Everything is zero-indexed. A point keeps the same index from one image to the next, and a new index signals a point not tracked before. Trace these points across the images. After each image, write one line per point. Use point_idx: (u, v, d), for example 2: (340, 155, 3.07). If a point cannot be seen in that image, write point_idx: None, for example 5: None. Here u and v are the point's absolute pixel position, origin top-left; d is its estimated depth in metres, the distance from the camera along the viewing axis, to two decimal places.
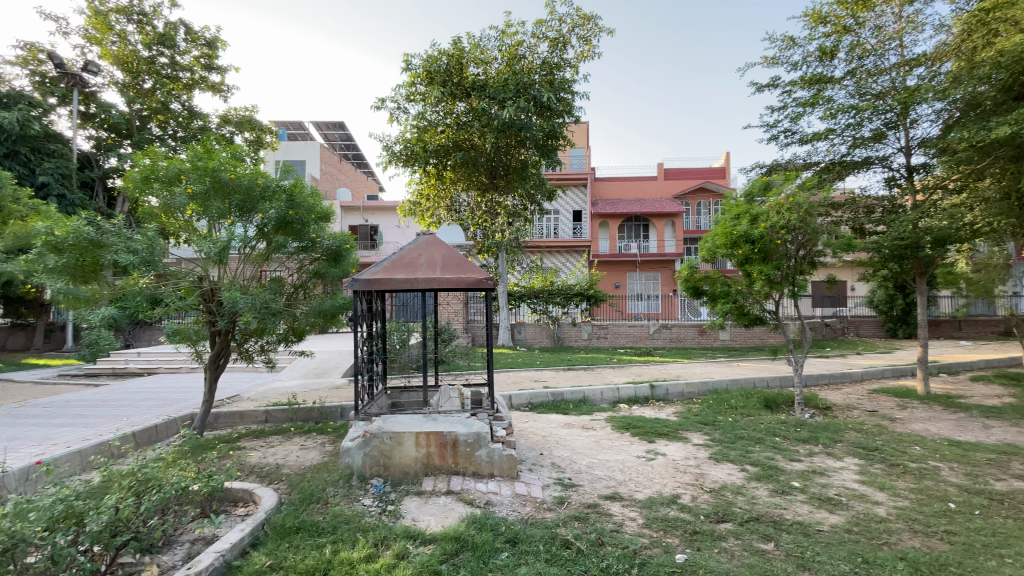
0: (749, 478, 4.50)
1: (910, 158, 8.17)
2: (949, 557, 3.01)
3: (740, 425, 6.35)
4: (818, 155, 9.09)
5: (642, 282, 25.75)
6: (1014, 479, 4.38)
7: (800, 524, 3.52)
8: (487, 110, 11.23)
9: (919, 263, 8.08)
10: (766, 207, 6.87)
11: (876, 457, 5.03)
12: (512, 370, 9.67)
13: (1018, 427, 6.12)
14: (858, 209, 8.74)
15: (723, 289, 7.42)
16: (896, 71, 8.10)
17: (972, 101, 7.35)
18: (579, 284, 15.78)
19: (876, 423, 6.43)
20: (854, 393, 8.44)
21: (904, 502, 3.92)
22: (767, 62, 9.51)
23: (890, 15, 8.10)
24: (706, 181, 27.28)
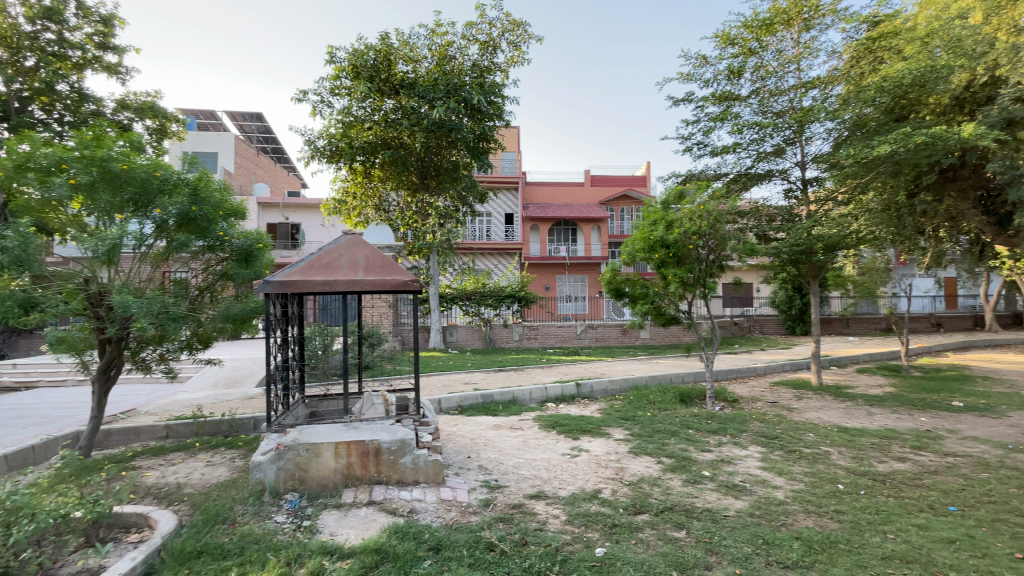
0: (664, 469, 4.74)
1: (805, 172, 9.05)
2: (838, 535, 3.33)
3: (657, 419, 6.70)
4: (727, 167, 9.82)
5: (571, 283, 26.48)
6: (892, 461, 4.94)
7: (710, 511, 3.76)
8: (417, 109, 11.02)
9: (812, 267, 8.91)
10: (680, 214, 7.27)
11: (776, 445, 5.50)
12: (442, 373, 9.54)
13: (894, 414, 6.94)
14: (761, 217, 9.51)
15: (642, 291, 7.78)
16: (794, 92, 8.92)
17: (857, 123, 8.45)
18: (510, 286, 15.89)
19: (776, 413, 7.04)
20: (758, 386, 9.20)
21: (799, 485, 4.31)
22: (682, 78, 10.15)
23: (789, 41, 8.88)
24: (629, 188, 28.63)
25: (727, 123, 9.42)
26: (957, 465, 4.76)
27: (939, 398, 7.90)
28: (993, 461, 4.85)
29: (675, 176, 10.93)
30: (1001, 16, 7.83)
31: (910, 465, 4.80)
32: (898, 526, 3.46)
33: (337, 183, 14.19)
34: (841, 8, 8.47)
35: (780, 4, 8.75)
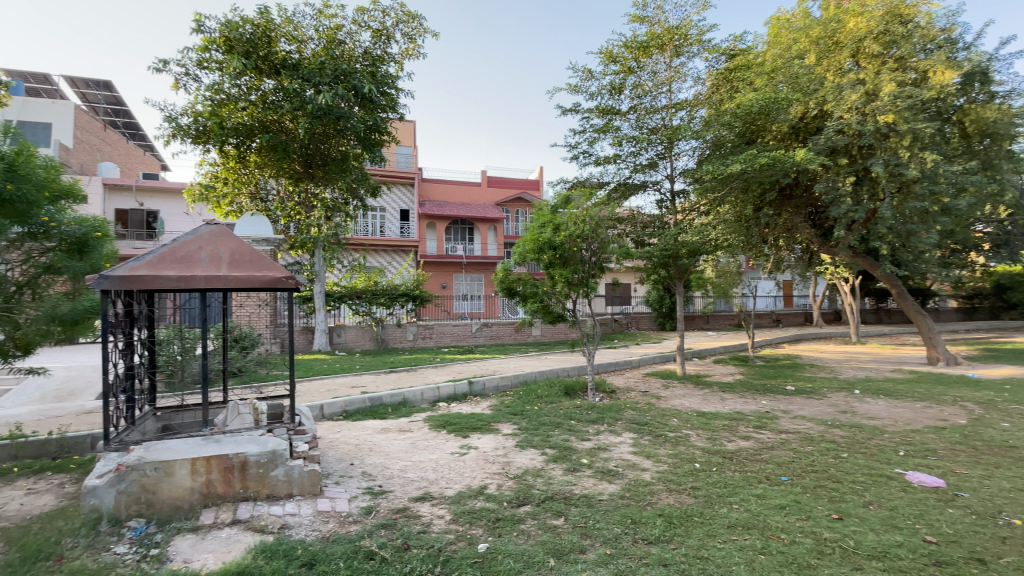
0: (547, 460, 4.97)
1: (673, 184, 10.02)
2: (694, 509, 3.74)
3: (544, 412, 7.00)
4: (609, 176, 10.56)
5: (467, 282, 26.65)
6: (738, 440, 5.69)
7: (586, 497, 4.01)
8: (301, 92, 10.21)
9: (678, 269, 9.87)
10: (566, 217, 7.68)
11: (646, 431, 6.05)
12: (326, 377, 9.00)
13: (741, 398, 8.01)
14: (637, 223, 10.35)
15: (532, 290, 8.06)
16: (666, 111, 9.83)
17: (716, 143, 9.45)
18: (404, 284, 15.48)
19: (648, 402, 7.73)
20: (634, 377, 10.04)
21: (664, 466, 4.77)
22: (570, 88, 10.73)
23: (662, 64, 9.74)
24: (524, 191, 29.52)
25: (609, 135, 10.14)
26: (787, 440, 5.62)
27: (776, 383, 9.27)
28: (813, 435, 5.80)
29: (563, 183, 11.52)
30: (830, 58, 9.68)
31: (753, 442, 5.56)
32: (741, 496, 3.99)
33: (204, 166, 12.68)
34: (704, 40, 9.52)
35: (655, 29, 9.60)
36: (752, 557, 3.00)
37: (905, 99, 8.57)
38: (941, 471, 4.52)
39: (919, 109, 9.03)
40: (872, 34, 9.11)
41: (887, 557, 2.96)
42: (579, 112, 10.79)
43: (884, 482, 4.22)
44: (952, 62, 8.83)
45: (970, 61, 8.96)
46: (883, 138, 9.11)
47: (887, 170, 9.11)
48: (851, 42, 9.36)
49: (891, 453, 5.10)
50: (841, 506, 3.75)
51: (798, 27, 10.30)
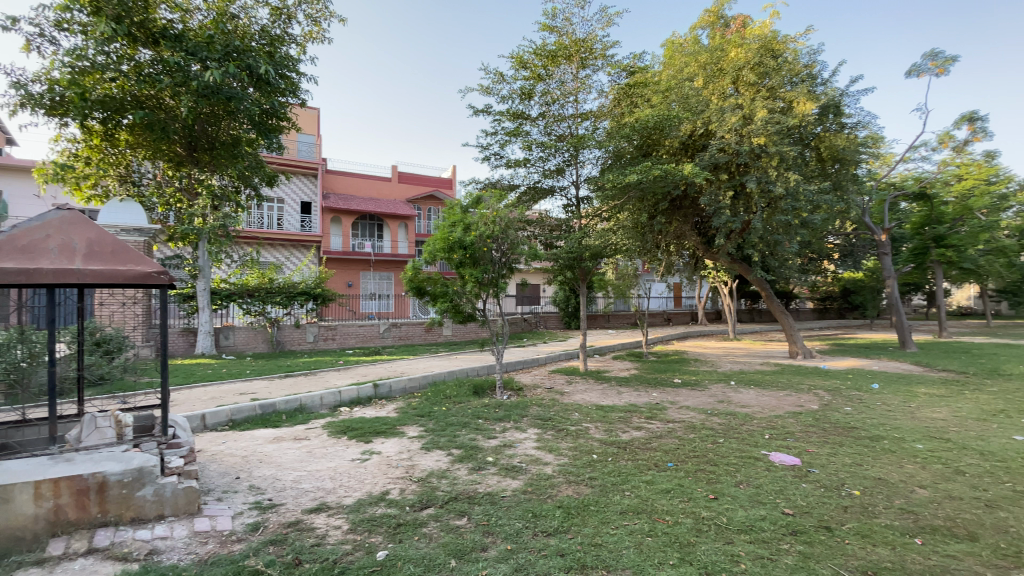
0: (453, 461, 4.95)
1: (578, 190, 10.49)
2: (590, 498, 3.95)
3: (451, 412, 6.97)
4: (519, 179, 10.79)
5: (375, 281, 25.74)
6: (632, 430, 6.10)
7: (490, 495, 4.06)
8: (184, 66, 9.11)
9: (582, 272, 10.31)
10: (476, 217, 7.71)
11: (549, 426, 6.27)
12: (211, 383, 8.18)
13: (636, 392, 8.60)
14: (545, 226, 10.66)
15: (442, 289, 8.00)
16: (572, 120, 10.27)
17: (616, 153, 10.08)
18: (305, 282, 14.53)
19: (552, 398, 8.02)
20: (540, 375, 10.36)
21: (564, 459, 4.97)
22: (482, 90, 10.82)
23: (569, 74, 10.13)
24: (436, 189, 29.12)
25: (519, 139, 10.35)
26: (673, 429, 6.13)
27: (666, 377, 10.12)
28: (696, 424, 6.40)
29: (474, 183, 11.57)
30: (714, 83, 10.71)
31: (644, 432, 6.01)
32: (633, 483, 4.28)
33: (60, 142, 10.92)
34: (608, 55, 10.07)
35: (563, 40, 10.00)
36: (641, 540, 3.23)
37: (774, 125, 9.72)
38: (797, 450, 5.21)
39: (785, 134, 10.30)
40: (749, 65, 10.24)
41: (752, 529, 3.34)
42: (490, 114, 10.91)
43: (752, 463, 4.77)
44: (811, 95, 10.19)
45: (826, 95, 10.41)
46: (756, 157, 10.26)
47: (759, 187, 10.29)
48: (732, 70, 10.44)
49: (758, 436, 5.78)
50: (717, 487, 4.17)
51: (689, 52, 11.31)
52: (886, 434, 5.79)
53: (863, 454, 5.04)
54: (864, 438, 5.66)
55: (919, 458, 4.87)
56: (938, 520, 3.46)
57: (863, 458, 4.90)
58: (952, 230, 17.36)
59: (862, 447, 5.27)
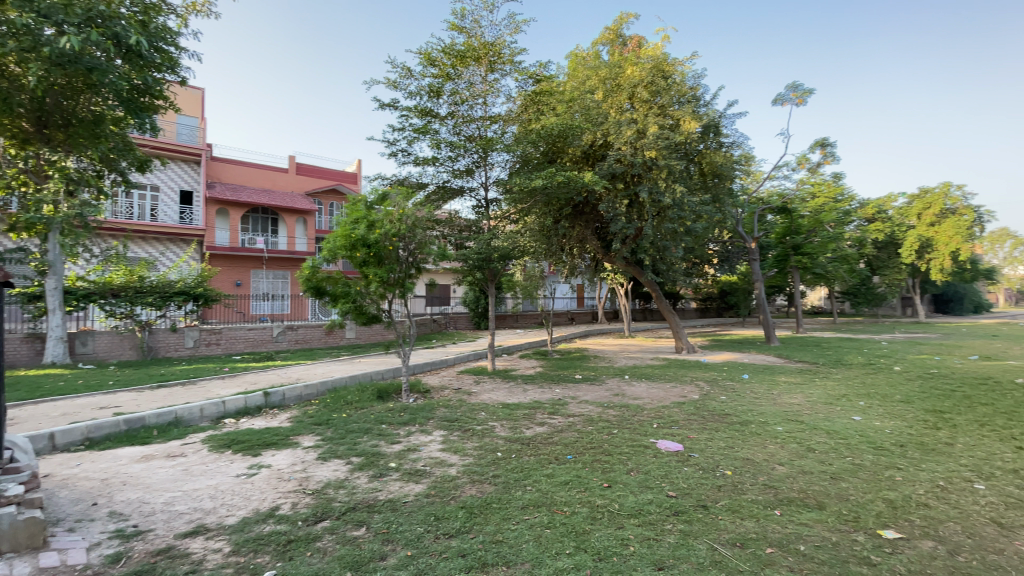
0: (352, 470, 4.74)
1: (486, 192, 10.59)
2: (493, 496, 4.00)
3: (352, 419, 6.67)
4: (428, 177, 10.64)
5: (269, 281, 23.86)
6: (535, 426, 6.30)
7: (391, 502, 3.94)
8: (35, 30, 7.45)
9: (490, 272, 10.42)
10: (381, 215, 7.46)
11: (455, 427, 6.26)
12: (62, 396, 7.02)
13: (541, 389, 8.89)
14: (454, 226, 10.61)
15: (343, 289, 7.67)
16: (481, 121, 10.34)
17: (524, 158, 10.33)
18: (184, 280, 13.06)
19: (459, 398, 8.01)
20: (447, 376, 10.30)
21: (469, 459, 4.99)
22: (388, 83, 10.52)
23: (478, 76, 10.18)
24: (338, 183, 27.70)
25: (427, 136, 10.21)
26: (574, 422, 6.42)
27: (568, 373, 10.59)
28: (594, 417, 6.77)
29: (379, 179, 11.20)
30: (613, 97, 11.39)
31: (547, 427, 6.23)
32: (534, 478, 4.41)
33: None
34: (516, 61, 10.30)
35: (472, 42, 10.04)
36: (540, 533, 3.34)
37: (663, 140, 10.60)
38: (680, 437, 5.73)
39: (673, 150, 11.29)
40: (643, 83, 11.05)
41: (640, 513, 3.61)
42: (397, 109, 10.65)
43: (642, 451, 5.15)
44: (695, 115, 11.23)
45: (707, 116, 11.53)
46: (649, 169, 11.10)
47: (651, 197, 11.17)
48: (628, 86, 11.22)
49: (648, 426, 6.26)
50: (610, 475, 4.44)
51: (591, 66, 11.96)
52: (753, 419, 6.57)
53: (734, 438, 5.67)
54: (735, 423, 6.36)
55: (778, 439, 5.59)
56: (794, 492, 3.99)
57: (735, 442, 5.52)
58: (806, 240, 20.12)
59: (734, 432, 5.93)
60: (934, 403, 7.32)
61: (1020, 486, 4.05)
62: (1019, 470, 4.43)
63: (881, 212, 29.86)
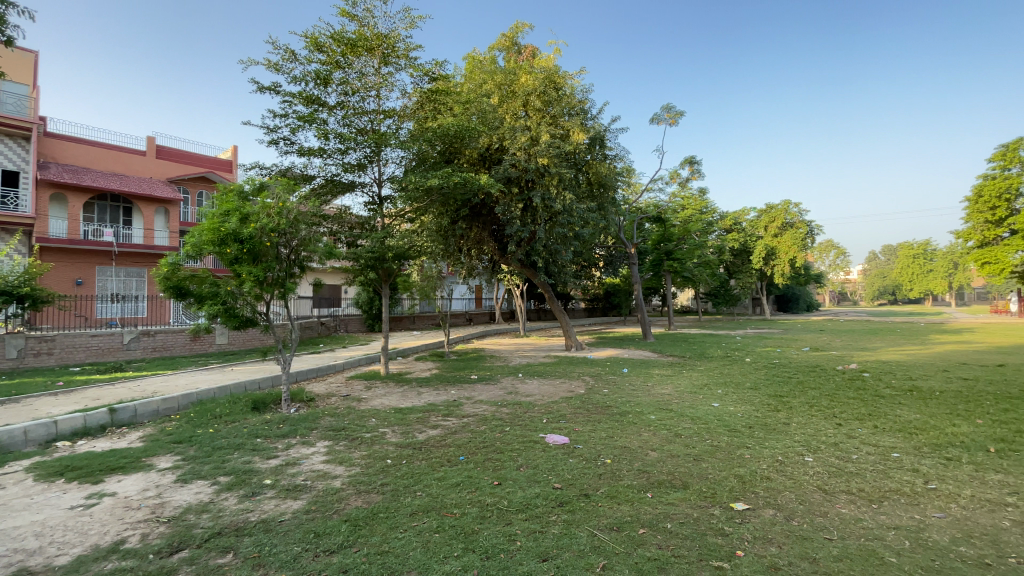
0: (219, 491, 4.25)
1: (380, 188, 10.17)
2: (379, 506, 3.84)
3: (221, 434, 6.00)
4: (314, 169, 9.97)
5: (119, 280, 20.42)
6: (428, 429, 6.19)
7: (264, 522, 3.61)
8: None
9: (384, 273, 10.01)
10: (257, 208, 6.81)
11: (341, 436, 5.92)
12: None
13: (435, 391, 8.79)
14: (344, 223, 10.03)
15: (211, 290, 6.90)
16: (373, 115, 9.93)
17: (420, 156, 10.08)
18: (6, 278, 10.64)
19: (347, 406, 7.59)
20: (335, 382, 9.70)
21: (356, 469, 4.74)
22: (269, 65, 9.69)
23: (370, 67, 9.78)
24: (210, 170, 24.85)
25: (313, 126, 9.57)
26: (467, 423, 6.43)
27: (464, 374, 10.61)
28: (487, 416, 6.85)
29: (257, 168, 10.25)
30: (508, 103, 11.67)
31: (439, 430, 6.16)
32: (424, 483, 4.31)
33: None
34: (411, 57, 10.05)
35: (364, 31, 9.59)
36: (428, 538, 3.28)
37: (554, 148, 11.19)
38: (567, 430, 6.02)
39: (563, 158, 11.89)
40: (536, 92, 11.50)
41: (528, 507, 3.71)
42: (278, 93, 9.83)
43: (532, 447, 5.32)
44: (584, 127, 11.93)
45: (594, 128, 12.28)
46: (541, 176, 11.57)
47: (543, 202, 11.63)
48: (522, 93, 11.59)
49: (539, 422, 6.47)
50: (501, 473, 4.51)
51: (486, 70, 12.14)
52: (631, 410, 7.12)
53: (615, 428, 6.09)
54: (617, 415, 6.84)
55: (652, 426, 6.12)
56: (663, 475, 4.39)
57: (615, 432, 5.93)
58: (677, 247, 22.38)
59: (615, 422, 6.38)
60: (775, 388, 8.56)
61: (837, 456, 4.89)
62: (836, 443, 5.35)
63: (737, 224, 34.21)
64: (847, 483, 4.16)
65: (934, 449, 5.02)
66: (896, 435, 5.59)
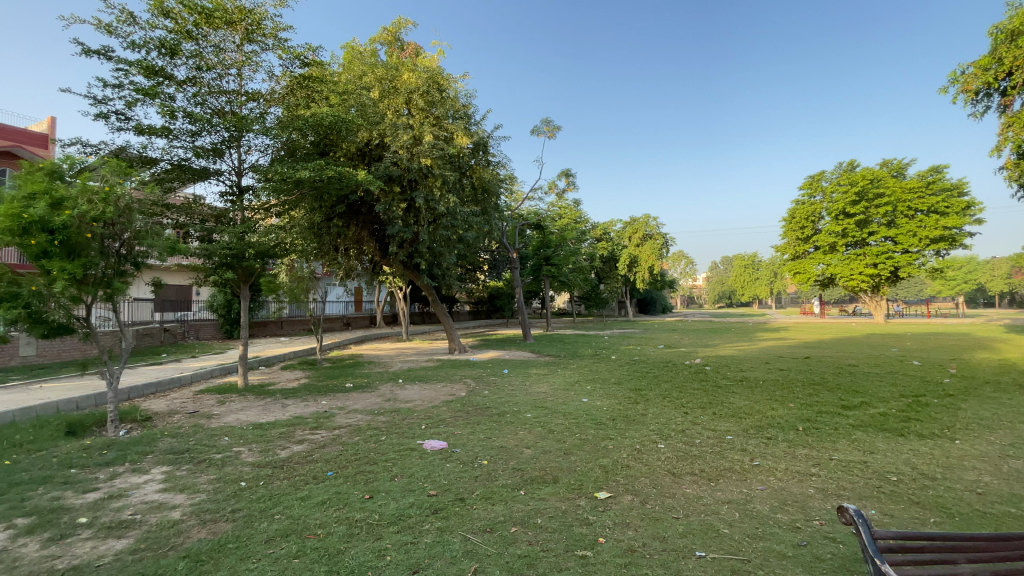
0: (10, 537, 3.40)
1: (239, 177, 9.08)
2: (228, 535, 3.40)
3: (19, 466, 4.85)
4: (156, 151, 8.62)
5: None
6: (293, 445, 5.66)
7: (76, 569, 2.98)
8: None
9: (243, 272, 8.96)
10: (75, 191, 5.67)
11: (185, 459, 5.14)
12: None
13: (302, 402, 8.10)
14: (194, 214, 8.77)
15: (8, 289, 5.58)
16: (233, 95, 8.90)
17: (289, 146, 9.16)
18: None
19: (194, 424, 6.64)
20: (180, 397, 8.45)
21: (202, 496, 4.15)
22: (99, 25, 8.19)
23: (230, 43, 8.81)
24: (17, 145, 20.28)
25: (156, 101, 8.28)
26: (338, 435, 6.01)
27: (337, 382, 9.92)
28: (361, 426, 6.49)
29: (78, 145, 8.55)
30: (389, 99, 11.35)
31: (306, 444, 5.66)
32: (285, 504, 3.93)
33: None
34: (280, 37, 9.21)
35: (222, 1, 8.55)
36: (286, 565, 2.97)
37: (438, 150, 11.13)
38: (445, 435, 5.94)
39: (447, 160, 11.83)
40: (418, 91, 11.34)
41: (400, 519, 3.56)
42: (110, 59, 8.34)
43: (408, 454, 5.15)
44: (467, 131, 11.99)
45: (477, 134, 12.39)
46: (424, 176, 11.46)
47: (426, 203, 11.46)
48: (404, 91, 11.35)
49: (416, 428, 6.29)
50: (373, 485, 4.28)
51: (367, 62, 11.69)
52: (509, 410, 7.27)
53: (493, 429, 6.17)
54: (494, 415, 6.94)
55: (528, 424, 6.33)
56: (536, 471, 4.54)
57: (493, 432, 6.00)
58: (555, 252, 23.63)
59: (493, 423, 6.47)
60: (636, 383, 9.43)
61: (684, 441, 5.50)
62: (683, 429, 6.03)
63: (607, 234, 37.25)
64: (692, 465, 4.69)
65: (759, 431, 5.92)
66: (730, 419, 6.49)
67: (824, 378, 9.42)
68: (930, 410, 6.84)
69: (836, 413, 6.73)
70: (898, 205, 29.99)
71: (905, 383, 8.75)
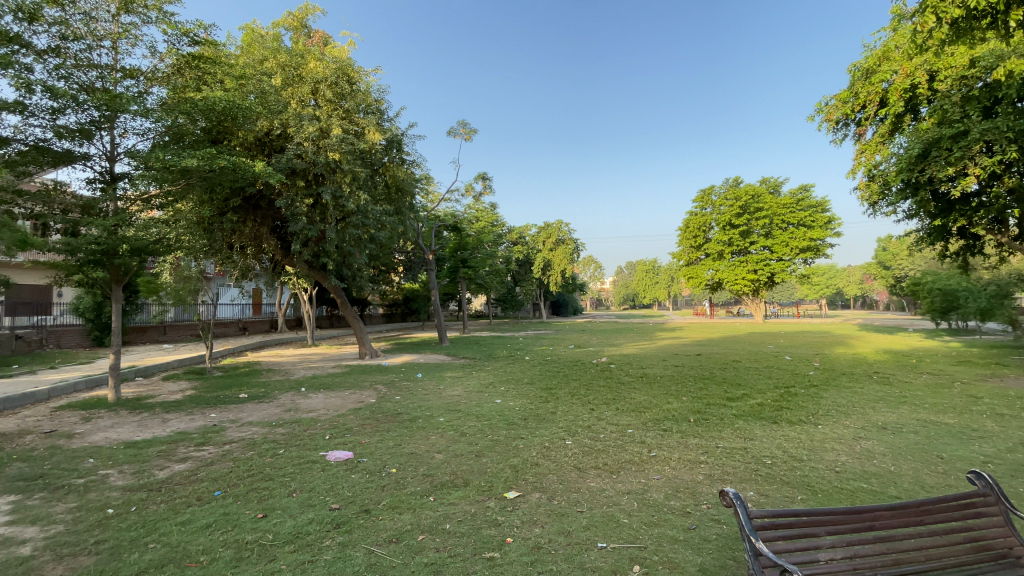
0: None
1: (112, 163, 7.98)
2: (90, 571, 2.96)
3: None
4: (6, 129, 7.33)
5: None
6: (174, 464, 5.08)
7: None
8: None
9: (115, 271, 7.87)
10: None
11: (36, 487, 4.40)
12: None
13: (188, 416, 7.30)
14: (54, 204, 7.56)
15: None
16: (105, 71, 7.81)
17: (176, 132, 8.22)
18: None
19: (50, 445, 5.71)
20: (33, 415, 7.24)
21: (57, 528, 3.58)
22: None
23: (102, 12, 7.79)
24: None
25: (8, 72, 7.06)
26: (229, 451, 5.50)
27: (230, 393, 9.08)
28: (257, 439, 5.99)
29: None
30: (294, 88, 10.67)
31: (189, 463, 5.11)
32: (161, 531, 3.50)
33: None
34: (165, 11, 8.26)
35: None
36: None
37: (347, 144, 10.63)
38: (351, 444, 5.67)
39: (358, 156, 11.36)
40: (326, 81, 10.77)
41: (298, 537, 3.33)
42: None
43: (308, 467, 4.84)
44: (380, 127, 11.60)
45: (390, 130, 12.01)
46: (332, 171, 10.90)
47: (333, 200, 10.89)
48: (311, 80, 10.73)
49: (319, 439, 5.93)
50: (267, 503, 3.96)
51: (268, 47, 10.94)
52: (421, 414, 7.11)
53: (403, 435, 6.00)
54: (405, 421, 6.75)
55: (440, 428, 6.24)
56: (446, 476, 4.48)
57: (403, 439, 5.83)
58: (472, 254, 23.65)
59: (404, 429, 6.30)
60: (547, 382, 9.69)
61: (589, 437, 5.74)
62: (589, 425, 6.29)
63: (522, 237, 37.97)
64: (596, 460, 4.91)
65: (657, 424, 6.34)
66: (631, 414, 6.89)
67: (713, 372, 10.36)
68: (798, 399, 7.78)
69: (722, 404, 7.42)
70: (775, 219, 33.84)
71: (778, 376, 9.87)
